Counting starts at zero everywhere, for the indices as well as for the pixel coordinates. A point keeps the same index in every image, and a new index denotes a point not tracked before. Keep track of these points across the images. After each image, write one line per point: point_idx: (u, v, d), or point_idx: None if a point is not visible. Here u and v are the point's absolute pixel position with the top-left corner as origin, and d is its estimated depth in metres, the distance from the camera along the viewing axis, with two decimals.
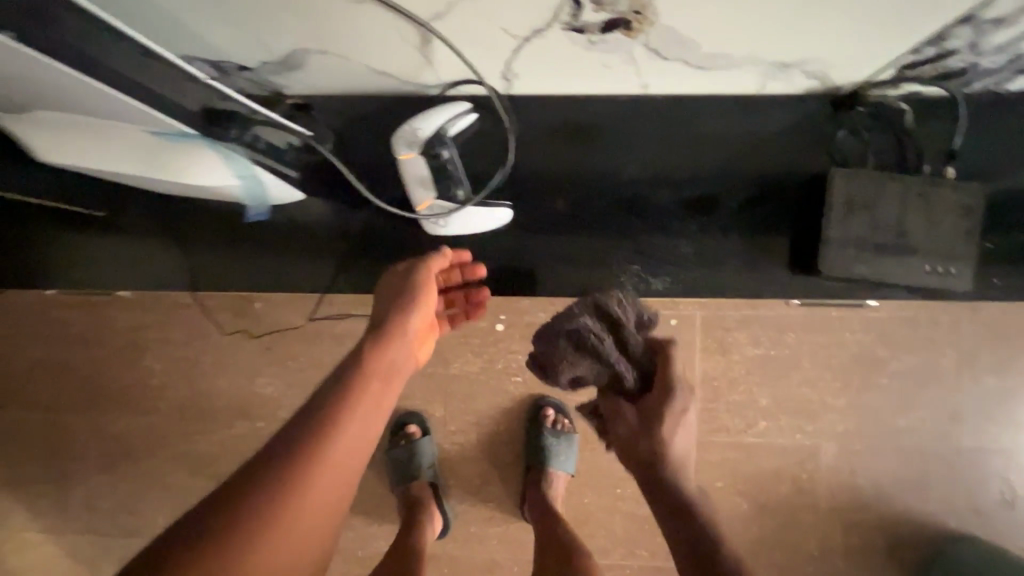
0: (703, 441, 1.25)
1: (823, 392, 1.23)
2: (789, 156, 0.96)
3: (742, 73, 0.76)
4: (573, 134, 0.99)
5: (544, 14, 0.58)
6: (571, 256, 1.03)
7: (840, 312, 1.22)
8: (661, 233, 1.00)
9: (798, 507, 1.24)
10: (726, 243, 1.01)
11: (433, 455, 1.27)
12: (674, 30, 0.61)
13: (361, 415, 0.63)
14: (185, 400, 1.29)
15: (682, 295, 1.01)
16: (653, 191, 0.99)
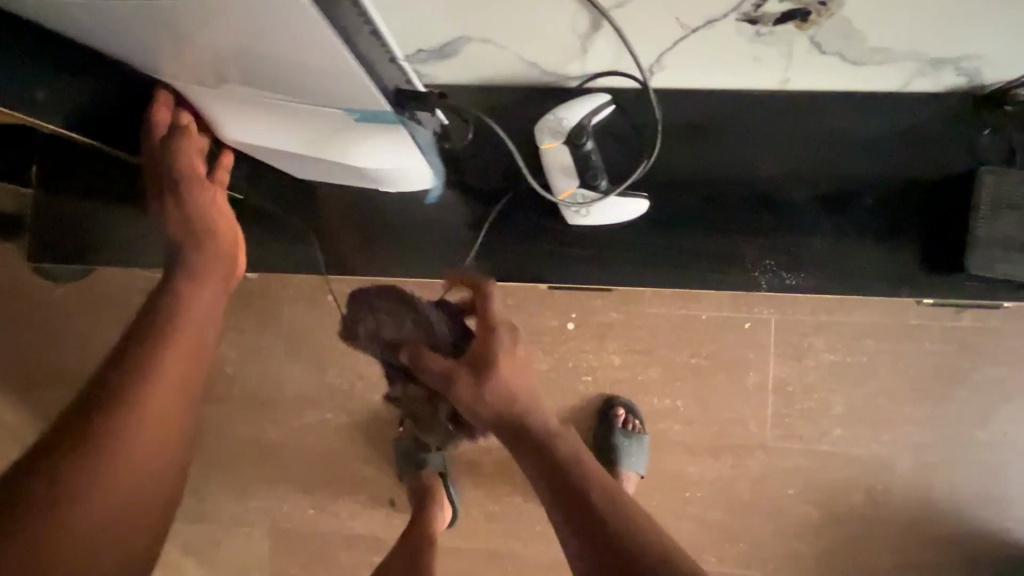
0: (775, 447, 1.23)
1: (900, 402, 1.21)
2: (940, 155, 0.75)
3: (893, 74, 0.71)
4: (693, 126, 0.77)
5: (727, 1, 0.55)
6: (696, 255, 0.80)
7: (919, 320, 1.20)
8: (805, 234, 0.77)
9: (871, 517, 1.22)
10: (884, 252, 0.77)
11: (442, 443, 1.26)
12: (851, 22, 0.57)
13: (161, 364, 0.60)
14: (258, 387, 1.33)
15: (833, 292, 0.77)
16: (790, 187, 0.77)
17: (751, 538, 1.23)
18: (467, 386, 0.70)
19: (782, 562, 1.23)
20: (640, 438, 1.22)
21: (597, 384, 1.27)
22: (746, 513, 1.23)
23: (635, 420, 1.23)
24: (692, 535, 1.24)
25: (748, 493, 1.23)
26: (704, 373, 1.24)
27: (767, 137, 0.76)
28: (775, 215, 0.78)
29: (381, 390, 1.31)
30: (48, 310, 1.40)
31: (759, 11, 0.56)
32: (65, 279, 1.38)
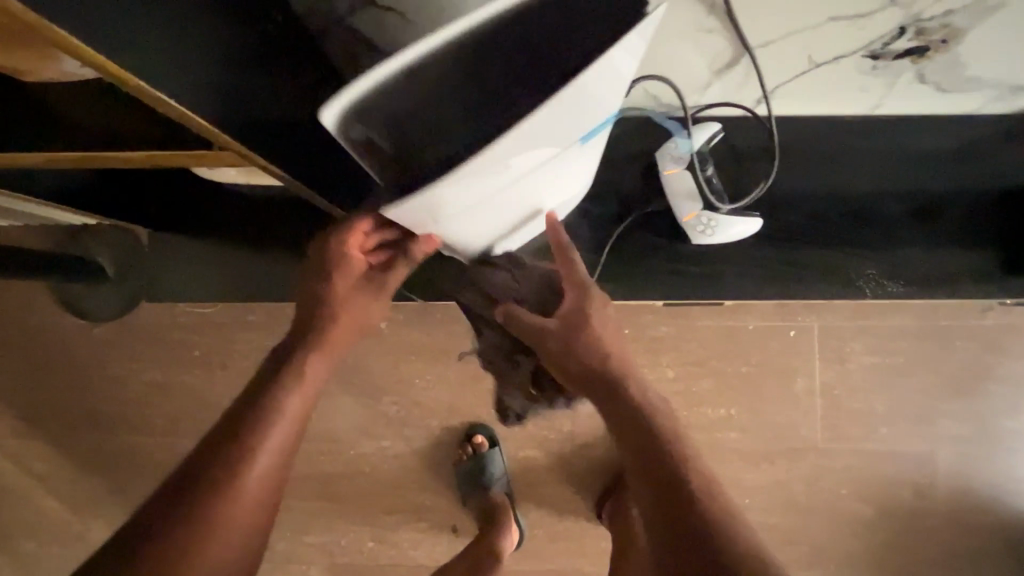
0: (825, 448, 1.28)
1: (937, 399, 1.28)
2: (1008, 167, 0.85)
3: (969, 99, 0.77)
4: (801, 148, 0.86)
5: (863, 40, 0.62)
6: (796, 265, 0.91)
7: (949, 321, 1.27)
8: (893, 246, 0.89)
9: (919, 511, 1.27)
10: (966, 255, 0.88)
11: (503, 462, 1.27)
12: (959, 55, 0.63)
13: (274, 419, 0.78)
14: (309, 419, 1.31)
15: (922, 296, 0.89)
16: (882, 204, 0.88)
17: (810, 539, 1.27)
18: (552, 327, 0.82)
19: (838, 560, 1.27)
20: None
21: None
22: (803, 514, 1.28)
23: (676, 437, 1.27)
24: None
25: (804, 495, 1.28)
26: (755, 380, 1.29)
27: (859, 162, 0.86)
28: (871, 228, 0.88)
29: (439, 415, 1.30)
30: (83, 351, 1.35)
31: (886, 49, 0.63)
32: (101, 318, 1.34)
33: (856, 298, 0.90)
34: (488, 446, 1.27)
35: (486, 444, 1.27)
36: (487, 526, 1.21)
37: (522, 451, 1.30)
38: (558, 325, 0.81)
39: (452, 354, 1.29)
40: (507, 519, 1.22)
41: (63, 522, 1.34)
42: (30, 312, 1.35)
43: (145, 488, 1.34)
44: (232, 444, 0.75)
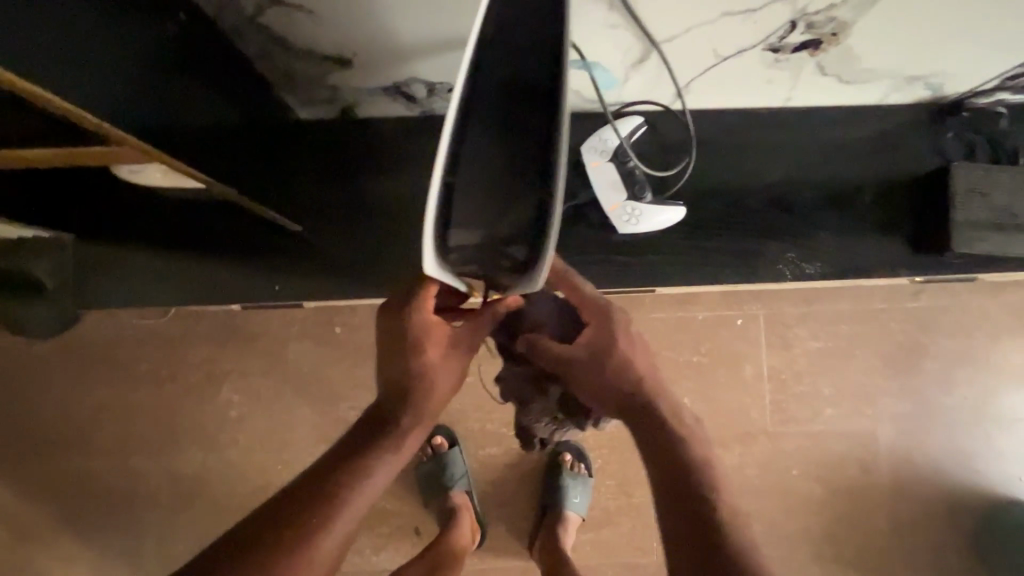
0: (776, 431, 1.32)
1: (877, 378, 1.34)
2: (907, 155, 0.92)
3: (873, 87, 0.83)
4: (727, 141, 0.92)
5: (758, 35, 0.65)
6: (723, 251, 0.93)
7: (885, 304, 1.34)
8: (808, 230, 0.93)
9: (866, 486, 1.33)
10: (875, 239, 0.93)
11: (463, 463, 1.29)
12: (851, 49, 0.68)
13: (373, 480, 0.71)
14: (265, 428, 1.29)
15: (836, 278, 0.93)
16: (795, 190, 0.93)
17: (767, 521, 1.31)
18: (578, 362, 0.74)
19: (794, 539, 1.31)
20: (584, 480, 1.26)
21: None
22: (759, 497, 1.31)
23: (580, 465, 1.28)
24: None
25: (759, 478, 1.32)
26: (707, 369, 1.33)
27: (775, 152, 0.93)
28: (795, 216, 0.93)
29: None
30: (24, 371, 1.30)
31: (782, 42, 0.67)
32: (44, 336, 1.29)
33: (771, 282, 0.92)
34: (447, 447, 1.29)
35: (445, 444, 1.29)
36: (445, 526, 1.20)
37: (482, 450, 1.30)
38: (589, 354, 0.74)
39: None
40: (466, 518, 1.21)
41: (6, 550, 1.29)
42: None
43: (94, 510, 1.29)
44: (324, 499, 0.70)
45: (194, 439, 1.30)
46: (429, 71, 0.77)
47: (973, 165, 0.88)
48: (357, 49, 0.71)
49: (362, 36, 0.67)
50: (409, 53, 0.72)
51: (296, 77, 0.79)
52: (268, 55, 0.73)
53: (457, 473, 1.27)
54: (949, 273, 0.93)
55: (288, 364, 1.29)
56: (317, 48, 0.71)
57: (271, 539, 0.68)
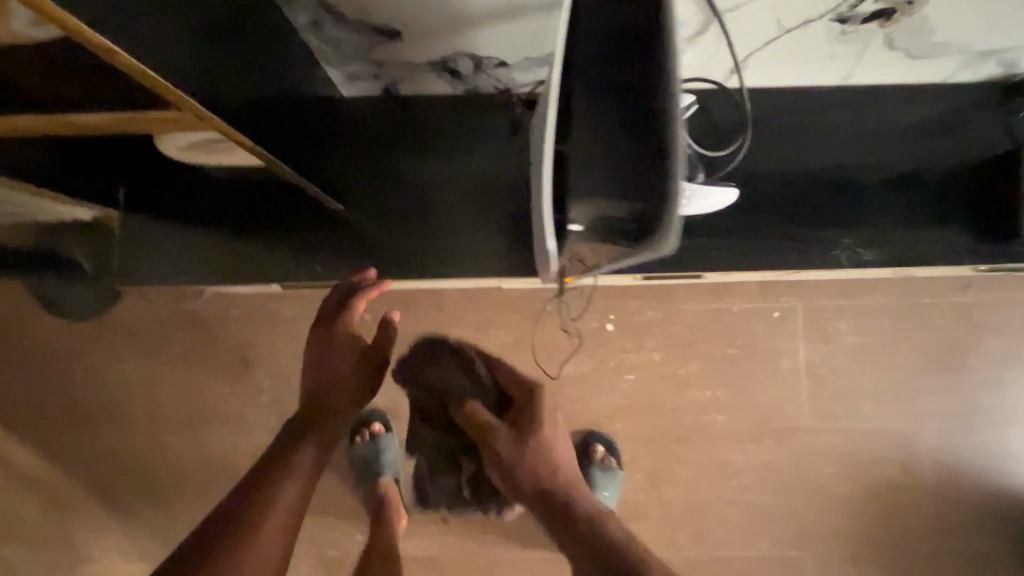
0: (812, 428, 1.28)
1: (920, 375, 1.29)
2: (971, 138, 0.89)
3: (941, 65, 0.80)
4: (777, 123, 0.91)
5: (828, 4, 0.63)
6: (779, 235, 0.91)
7: (930, 299, 1.29)
8: (866, 214, 0.90)
9: (905, 487, 1.28)
10: (938, 226, 0.89)
11: (396, 451, 1.30)
12: (927, 20, 0.65)
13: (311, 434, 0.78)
14: (295, 412, 1.30)
15: (899, 266, 0.90)
16: (854, 173, 0.90)
17: (802, 521, 1.27)
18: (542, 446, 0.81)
19: (829, 540, 1.27)
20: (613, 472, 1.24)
21: (639, 382, 1.29)
22: (794, 496, 1.27)
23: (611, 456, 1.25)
24: (742, 521, 1.28)
25: (794, 477, 1.28)
26: (741, 363, 1.29)
27: (833, 134, 0.90)
28: (851, 199, 0.91)
29: None
30: (63, 351, 1.33)
31: (852, 12, 0.64)
32: (84, 317, 1.32)
33: (834, 270, 0.90)
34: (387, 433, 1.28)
35: (385, 431, 1.28)
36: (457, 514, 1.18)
37: None
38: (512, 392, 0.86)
39: None
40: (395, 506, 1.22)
41: (42, 526, 1.32)
42: (7, 312, 1.33)
43: (127, 490, 1.32)
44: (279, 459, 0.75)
45: (226, 422, 1.31)
46: (482, 45, 0.77)
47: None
48: (410, 20, 0.70)
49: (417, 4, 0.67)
50: (464, 24, 0.71)
51: (344, 49, 0.79)
52: (320, 27, 0.73)
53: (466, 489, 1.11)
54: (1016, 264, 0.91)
55: None
56: (369, 19, 0.70)
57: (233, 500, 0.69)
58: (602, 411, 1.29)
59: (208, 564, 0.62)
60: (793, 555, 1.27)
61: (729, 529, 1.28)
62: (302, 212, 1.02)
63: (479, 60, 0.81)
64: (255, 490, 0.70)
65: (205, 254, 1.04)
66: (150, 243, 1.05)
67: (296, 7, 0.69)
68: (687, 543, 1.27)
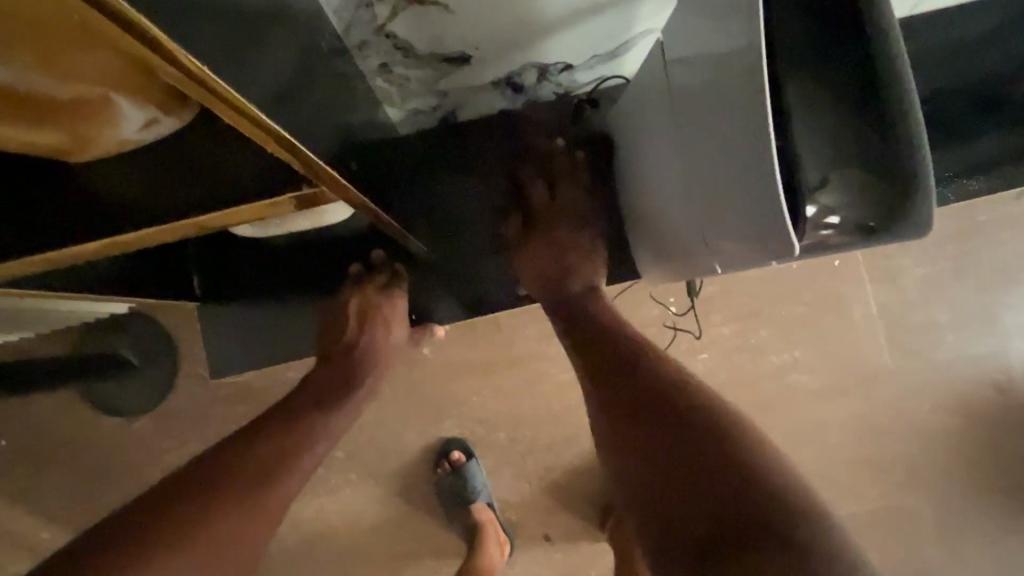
0: (899, 368, 1.25)
1: (997, 293, 1.26)
2: None
3: None
4: None
5: None
6: None
7: (989, 214, 1.25)
8: (953, 139, 1.02)
9: (1006, 410, 1.24)
10: (1015, 135, 1.03)
11: (483, 474, 1.26)
12: None
13: (309, 421, 0.81)
14: (376, 462, 1.27)
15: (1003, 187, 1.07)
16: (942, 101, 1.00)
17: (907, 464, 1.24)
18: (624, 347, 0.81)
19: (942, 478, 1.24)
20: None
21: (715, 359, 1.26)
22: (894, 440, 1.25)
23: None
24: (849, 477, 1.24)
25: (889, 421, 1.25)
26: (813, 319, 1.26)
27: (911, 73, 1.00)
28: (938, 130, 1.01)
29: (506, 429, 1.27)
30: (124, 452, 1.28)
31: None
32: (140, 412, 1.28)
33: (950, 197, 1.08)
34: (465, 460, 1.24)
35: (462, 458, 1.24)
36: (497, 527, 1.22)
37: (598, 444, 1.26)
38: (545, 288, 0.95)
39: (503, 363, 1.26)
40: (492, 533, 1.20)
41: None
42: (59, 424, 1.28)
43: None
44: (315, 398, 0.87)
45: (306, 487, 1.27)
46: (547, 52, 0.74)
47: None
48: (481, 42, 0.67)
49: (491, 24, 0.63)
50: (539, 34, 0.68)
51: (409, 84, 0.76)
52: (388, 66, 0.70)
53: (478, 484, 1.23)
54: None
55: (385, 395, 1.26)
56: (436, 50, 0.67)
57: (226, 450, 0.73)
58: None
59: (206, 512, 0.65)
60: (908, 501, 1.24)
61: (838, 487, 1.25)
62: (332, 265, 1.15)
63: (550, 66, 0.79)
64: (242, 459, 0.72)
65: (264, 321, 1.20)
66: (213, 322, 1.20)
67: (368, 49, 0.65)
68: None
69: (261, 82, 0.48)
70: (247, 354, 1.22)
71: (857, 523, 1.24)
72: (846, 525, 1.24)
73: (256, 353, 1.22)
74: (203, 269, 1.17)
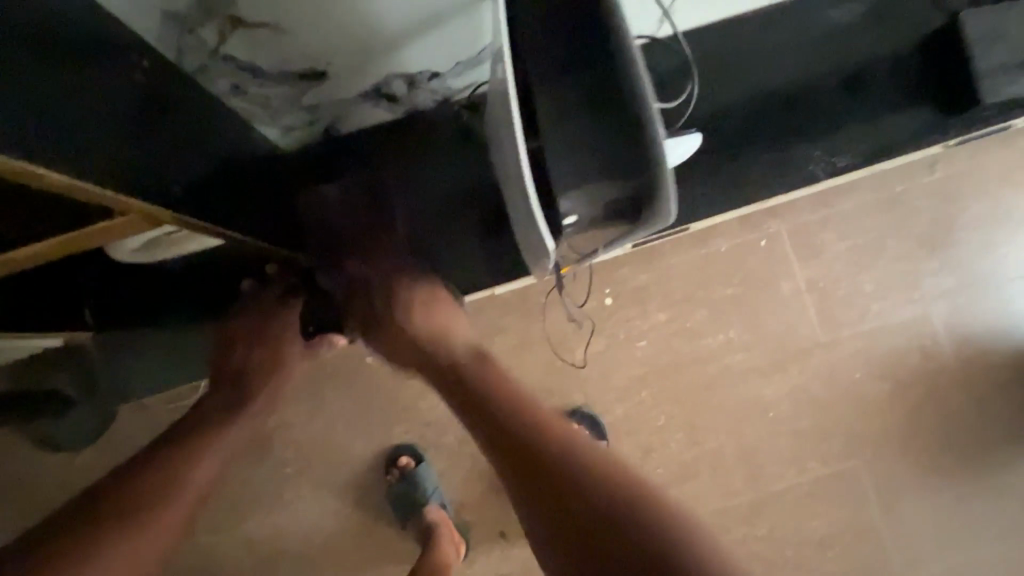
0: (828, 340, 1.30)
1: (917, 261, 1.31)
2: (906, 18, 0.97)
3: None
4: (715, 61, 0.99)
5: None
6: (773, 166, 1.03)
7: (902, 186, 1.31)
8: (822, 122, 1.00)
9: (932, 371, 1.30)
10: (895, 119, 1.00)
11: (433, 476, 1.26)
12: None
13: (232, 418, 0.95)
14: (327, 473, 1.27)
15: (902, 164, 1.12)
16: (811, 85, 0.99)
17: (842, 432, 1.28)
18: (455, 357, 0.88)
19: (879, 442, 1.28)
20: (598, 446, 1.24)
21: (652, 346, 1.29)
22: (830, 408, 1.29)
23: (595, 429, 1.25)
24: (790, 450, 1.28)
25: (823, 391, 1.29)
26: (742, 298, 1.30)
27: (786, 58, 0.99)
28: (804, 110, 1.00)
29: (454, 430, 1.28)
30: (70, 487, 1.26)
31: None
32: (84, 444, 1.26)
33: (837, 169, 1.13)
34: (414, 464, 1.25)
35: (411, 462, 1.25)
36: (447, 539, 1.21)
37: None
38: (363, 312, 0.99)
39: None
40: (445, 533, 1.20)
41: None
42: (1, 463, 1.26)
43: None
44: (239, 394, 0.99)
45: (258, 505, 1.27)
46: (410, 63, 0.78)
47: (985, 9, 0.92)
48: (327, 54, 0.70)
49: (329, 34, 0.67)
50: (389, 45, 0.72)
51: (274, 101, 0.79)
52: (242, 86, 0.74)
53: (429, 488, 1.23)
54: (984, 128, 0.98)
55: (333, 406, 1.27)
56: (287, 68, 0.72)
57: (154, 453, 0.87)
58: (628, 382, 1.29)
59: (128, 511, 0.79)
60: (848, 466, 1.28)
61: (780, 460, 1.28)
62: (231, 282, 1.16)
63: (421, 74, 0.81)
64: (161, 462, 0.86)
65: (168, 343, 1.20)
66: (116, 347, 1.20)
67: (213, 71, 0.70)
68: (743, 485, 1.28)
69: (62, 113, 0.49)
70: (153, 380, 1.23)
71: (801, 493, 1.28)
72: (789, 495, 1.28)
73: (168, 377, 1.22)
74: (100, 296, 1.15)
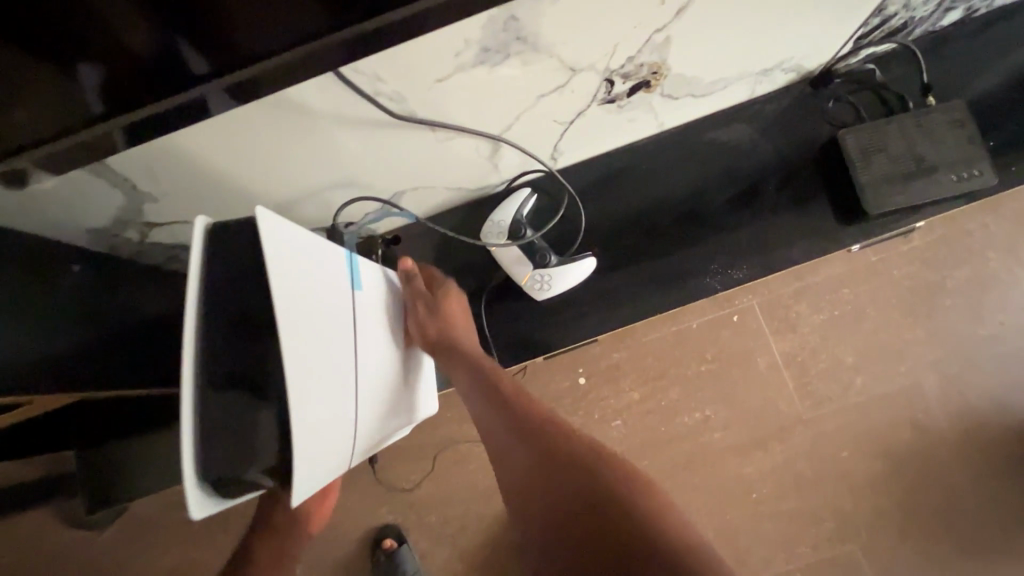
0: (811, 416, 1.26)
1: (899, 332, 1.27)
2: (796, 133, 0.95)
3: (733, 89, 0.87)
4: (600, 184, 0.96)
5: (585, 98, 0.73)
6: (678, 276, 0.95)
7: (878, 255, 1.29)
8: (713, 234, 0.95)
9: (927, 448, 1.23)
10: (786, 225, 0.94)
11: (416, 559, 1.29)
12: (683, 75, 0.76)
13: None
14: (317, 554, 1.32)
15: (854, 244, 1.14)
16: (701, 203, 0.95)
17: (833, 514, 1.23)
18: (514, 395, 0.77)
19: (876, 525, 1.22)
20: None
21: (629, 426, 1.29)
22: (816, 489, 1.24)
23: None
24: (779, 533, 1.23)
25: (809, 470, 1.25)
26: (719, 375, 1.29)
27: (680, 174, 0.95)
28: (700, 225, 0.95)
29: (436, 511, 1.32)
30: (94, 563, 1.38)
31: (611, 93, 0.74)
32: (107, 524, 1.38)
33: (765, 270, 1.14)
34: (398, 546, 1.29)
35: (395, 545, 1.29)
36: None
37: None
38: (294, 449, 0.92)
39: (426, 446, 1.33)
40: None
41: None
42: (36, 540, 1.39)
43: None
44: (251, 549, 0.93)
45: None
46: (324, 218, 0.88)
47: (860, 127, 0.91)
48: None
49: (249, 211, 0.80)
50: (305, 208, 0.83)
51: None
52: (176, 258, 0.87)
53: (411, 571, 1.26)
54: (885, 234, 0.93)
55: None
56: None
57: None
58: None
59: None
60: (843, 551, 1.21)
61: (768, 544, 1.23)
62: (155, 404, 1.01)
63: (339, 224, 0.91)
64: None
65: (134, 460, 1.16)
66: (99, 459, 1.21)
67: (150, 252, 0.84)
68: None
69: None
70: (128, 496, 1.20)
71: None
72: None
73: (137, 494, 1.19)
74: None
